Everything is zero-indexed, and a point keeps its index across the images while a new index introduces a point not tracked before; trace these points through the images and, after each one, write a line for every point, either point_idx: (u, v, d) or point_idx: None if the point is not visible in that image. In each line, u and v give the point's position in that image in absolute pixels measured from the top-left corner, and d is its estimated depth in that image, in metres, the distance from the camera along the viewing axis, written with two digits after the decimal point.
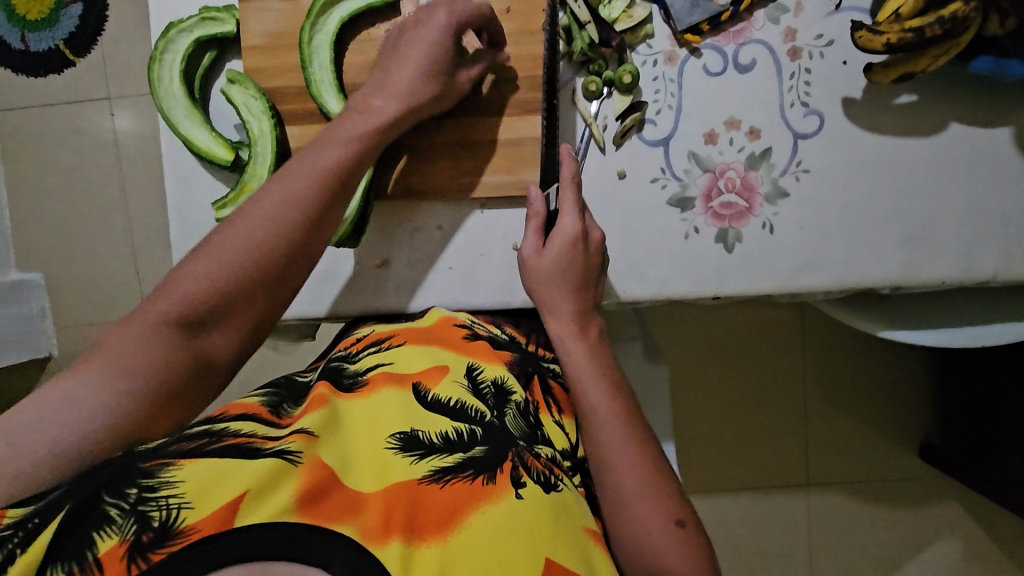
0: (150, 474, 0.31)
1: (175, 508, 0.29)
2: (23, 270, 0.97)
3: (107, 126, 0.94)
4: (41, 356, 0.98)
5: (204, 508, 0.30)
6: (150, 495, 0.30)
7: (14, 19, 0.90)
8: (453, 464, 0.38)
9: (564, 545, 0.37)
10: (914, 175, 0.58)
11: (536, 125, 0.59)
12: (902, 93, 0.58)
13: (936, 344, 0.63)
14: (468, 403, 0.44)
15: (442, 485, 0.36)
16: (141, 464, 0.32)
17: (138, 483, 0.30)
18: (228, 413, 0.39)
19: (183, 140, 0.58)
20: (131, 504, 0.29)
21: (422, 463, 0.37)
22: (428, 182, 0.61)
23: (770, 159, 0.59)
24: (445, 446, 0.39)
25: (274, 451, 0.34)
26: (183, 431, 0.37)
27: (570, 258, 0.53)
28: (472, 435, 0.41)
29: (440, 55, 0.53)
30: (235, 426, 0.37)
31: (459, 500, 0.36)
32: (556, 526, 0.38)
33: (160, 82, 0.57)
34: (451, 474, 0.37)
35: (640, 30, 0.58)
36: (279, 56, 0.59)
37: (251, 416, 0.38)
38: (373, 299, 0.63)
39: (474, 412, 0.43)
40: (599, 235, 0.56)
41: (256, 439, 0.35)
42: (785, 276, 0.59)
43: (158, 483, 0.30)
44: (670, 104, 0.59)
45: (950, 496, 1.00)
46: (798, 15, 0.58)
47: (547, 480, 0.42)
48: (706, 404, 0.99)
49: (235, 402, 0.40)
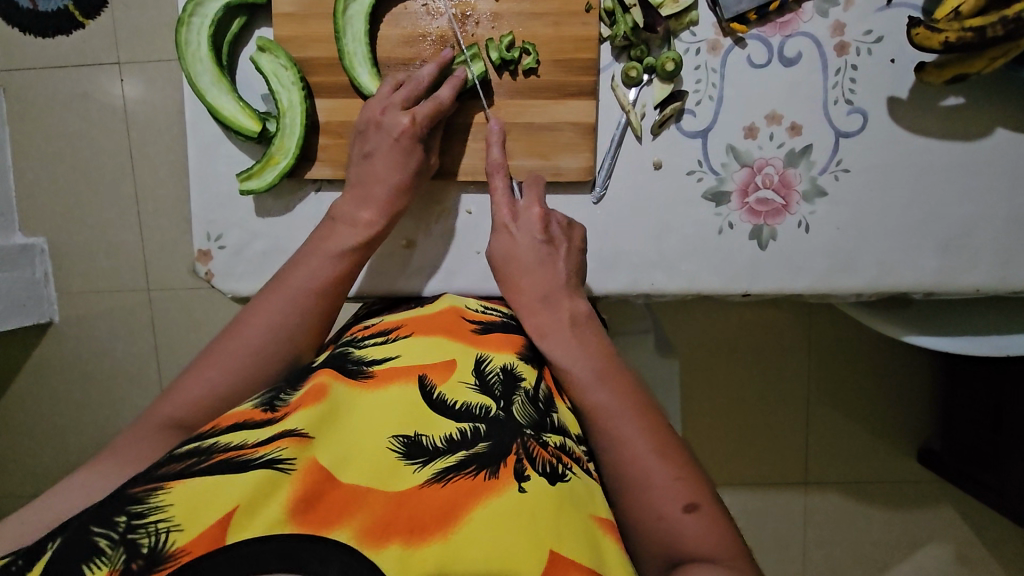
0: (139, 500, 0.31)
1: (164, 532, 0.29)
2: (28, 235, 0.95)
3: (115, 92, 0.92)
4: (43, 322, 0.98)
5: (193, 528, 0.30)
6: (139, 522, 0.30)
7: None
8: (456, 463, 0.37)
9: (573, 536, 0.34)
10: (956, 180, 0.58)
11: (572, 109, 0.58)
12: (948, 96, 0.57)
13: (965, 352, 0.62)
14: (473, 402, 0.42)
15: (444, 484, 0.35)
16: (130, 491, 0.31)
17: (127, 510, 0.30)
18: (221, 422, 0.38)
19: (208, 108, 0.56)
20: (120, 533, 0.29)
21: (424, 470, 0.36)
22: (460, 164, 0.60)
23: (810, 157, 0.58)
24: (449, 447, 0.38)
25: (264, 461, 0.34)
26: (172, 450, 0.36)
27: (511, 245, 0.55)
28: (476, 431, 0.39)
29: (435, 111, 0.55)
30: (227, 438, 0.36)
31: (459, 498, 0.35)
32: (562, 517, 0.35)
33: (187, 46, 0.56)
34: (454, 473, 0.36)
35: (685, 16, 0.57)
36: (310, 25, 0.57)
37: (240, 425, 0.37)
38: (396, 280, 0.62)
39: (479, 409, 0.41)
40: (538, 207, 0.56)
41: (247, 449, 0.34)
42: (820, 275, 0.59)
43: (146, 510, 0.30)
44: (711, 94, 0.58)
45: (949, 502, 1.00)
46: (848, 9, 0.56)
47: (555, 470, 0.39)
48: (713, 401, 0.98)
49: (225, 413, 0.39)
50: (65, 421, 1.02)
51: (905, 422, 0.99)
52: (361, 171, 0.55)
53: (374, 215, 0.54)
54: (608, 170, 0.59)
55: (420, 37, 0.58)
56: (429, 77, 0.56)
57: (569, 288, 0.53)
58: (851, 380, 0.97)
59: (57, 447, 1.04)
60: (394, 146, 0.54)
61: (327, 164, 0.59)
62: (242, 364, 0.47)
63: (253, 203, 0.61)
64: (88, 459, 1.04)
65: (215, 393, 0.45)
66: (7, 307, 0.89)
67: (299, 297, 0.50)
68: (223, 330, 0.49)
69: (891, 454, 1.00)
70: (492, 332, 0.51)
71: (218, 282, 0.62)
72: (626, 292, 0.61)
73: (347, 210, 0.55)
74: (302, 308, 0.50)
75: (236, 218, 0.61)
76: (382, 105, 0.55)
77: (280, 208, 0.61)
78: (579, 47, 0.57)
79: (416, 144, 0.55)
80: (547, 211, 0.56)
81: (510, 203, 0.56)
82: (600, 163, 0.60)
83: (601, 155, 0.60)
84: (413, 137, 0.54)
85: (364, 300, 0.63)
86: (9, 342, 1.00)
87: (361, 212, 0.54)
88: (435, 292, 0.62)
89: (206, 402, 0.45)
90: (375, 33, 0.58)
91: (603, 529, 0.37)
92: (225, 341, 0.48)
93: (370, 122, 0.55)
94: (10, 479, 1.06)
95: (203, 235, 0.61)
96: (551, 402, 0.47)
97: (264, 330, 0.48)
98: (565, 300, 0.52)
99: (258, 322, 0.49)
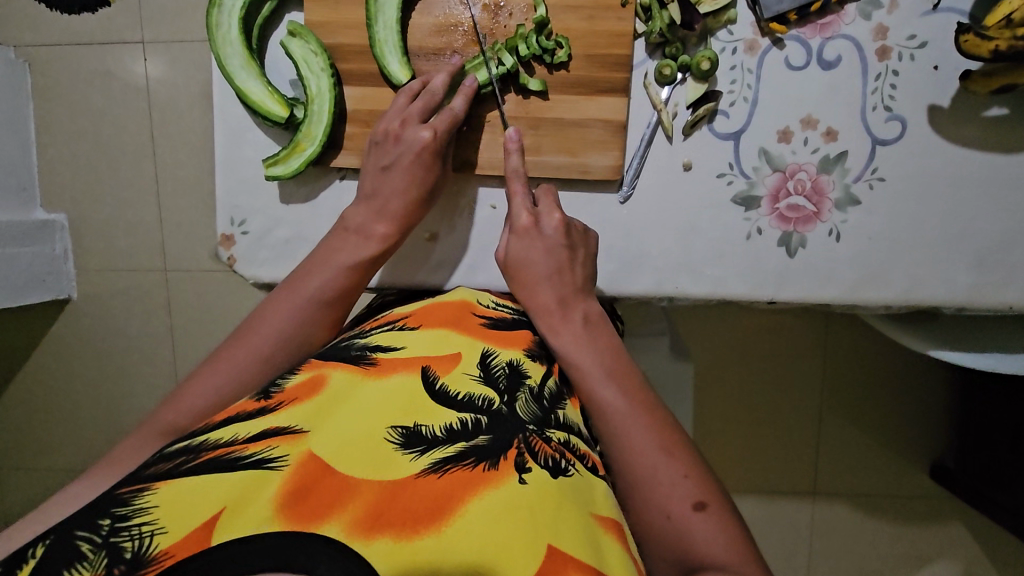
0: (124, 503, 0.30)
1: (148, 535, 0.29)
2: (48, 210, 0.96)
3: (139, 71, 0.91)
4: (61, 297, 0.99)
5: (178, 531, 0.29)
6: (122, 525, 0.29)
7: None
8: (455, 453, 0.36)
9: (573, 532, 0.33)
10: (992, 193, 0.56)
11: (604, 106, 0.57)
12: (993, 105, 0.55)
13: (986, 368, 0.60)
14: (478, 393, 0.41)
15: (441, 474, 0.34)
16: (117, 494, 0.31)
17: (111, 513, 0.30)
18: (216, 418, 0.38)
19: (237, 92, 0.56)
20: (103, 537, 0.29)
21: (421, 459, 0.35)
22: (485, 157, 0.59)
23: (845, 163, 0.57)
24: (448, 436, 0.37)
25: (254, 461, 0.33)
26: (164, 448, 0.35)
27: (525, 250, 0.54)
28: (477, 423, 0.38)
29: (449, 124, 0.55)
30: (217, 434, 0.35)
31: (457, 489, 0.33)
32: (564, 509, 0.34)
33: (219, 29, 0.55)
34: (453, 463, 0.35)
35: (723, 14, 0.56)
36: (342, 11, 0.57)
37: (232, 418, 0.37)
38: (416, 273, 0.61)
39: (481, 401, 0.40)
40: (560, 215, 0.55)
41: (236, 446, 0.34)
42: (847, 286, 0.58)
43: (131, 512, 0.30)
44: (745, 96, 0.57)
45: (961, 518, 0.99)
46: (892, 12, 0.55)
47: (557, 465, 0.38)
48: (724, 406, 0.97)
49: (222, 410, 0.39)
50: (81, 397, 1.04)
51: (917, 433, 0.97)
52: (377, 184, 0.55)
53: (389, 226, 0.55)
54: (636, 170, 0.59)
55: (452, 27, 0.57)
56: (440, 88, 0.55)
57: (584, 290, 0.53)
58: (864, 385, 0.96)
59: (71, 421, 1.05)
60: (419, 155, 0.54)
61: (352, 153, 0.59)
62: (259, 360, 0.47)
63: (277, 190, 0.61)
64: (101, 434, 1.05)
65: (234, 380, 0.45)
66: (26, 281, 0.90)
67: (318, 296, 0.51)
68: (231, 334, 0.49)
69: (901, 469, 0.98)
70: (501, 327, 0.50)
71: (240, 268, 0.62)
72: (649, 295, 0.60)
73: (360, 222, 0.54)
74: (320, 312, 0.51)
75: (260, 205, 0.61)
76: (400, 118, 0.55)
77: (303, 196, 0.61)
78: (612, 42, 0.56)
79: (436, 160, 0.55)
80: (567, 217, 0.56)
81: (532, 208, 0.55)
82: (629, 163, 0.59)
83: (630, 155, 0.59)
84: (434, 153, 0.54)
85: (383, 291, 0.63)
86: (27, 316, 1.01)
87: (382, 214, 0.54)
88: (455, 286, 0.61)
89: (226, 389, 0.45)
90: (406, 22, 0.57)
91: (608, 531, 0.35)
92: (234, 346, 0.47)
93: (389, 135, 0.55)
94: (26, 450, 1.07)
95: (227, 220, 0.61)
96: (557, 399, 0.45)
97: (281, 324, 0.49)
98: (579, 300, 0.53)
99: (271, 320, 0.49)
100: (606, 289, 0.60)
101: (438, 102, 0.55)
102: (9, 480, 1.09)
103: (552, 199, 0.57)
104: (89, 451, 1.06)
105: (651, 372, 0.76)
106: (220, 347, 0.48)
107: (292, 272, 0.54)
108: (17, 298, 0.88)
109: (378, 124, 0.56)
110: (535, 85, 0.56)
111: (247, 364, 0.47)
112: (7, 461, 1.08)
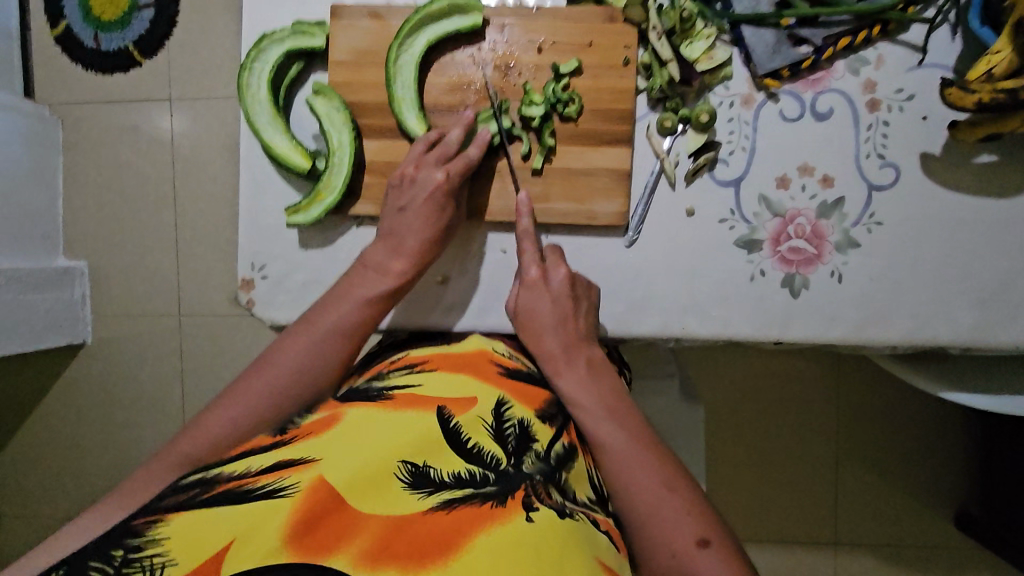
0: (137, 534, 0.31)
1: (158, 566, 0.30)
2: (70, 258, 1.00)
3: (164, 126, 0.97)
4: (76, 342, 1.01)
5: (185, 563, 0.30)
6: (134, 556, 0.30)
7: (88, 18, 0.91)
8: (460, 496, 0.36)
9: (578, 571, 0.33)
10: (988, 235, 0.58)
11: (608, 156, 0.60)
12: (983, 153, 0.58)
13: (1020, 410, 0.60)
14: (485, 446, 0.41)
15: (447, 511, 0.34)
16: (133, 523, 0.32)
17: (125, 543, 0.31)
18: (233, 452, 0.39)
19: (263, 146, 0.60)
20: (116, 566, 0.29)
21: (429, 498, 0.35)
22: (495, 204, 0.62)
23: (842, 209, 0.59)
24: (455, 482, 0.37)
25: (266, 492, 0.33)
26: (181, 478, 0.36)
27: (531, 298, 0.56)
28: (485, 477, 0.38)
29: (462, 169, 0.58)
30: (231, 467, 0.36)
31: (462, 526, 0.33)
32: (568, 550, 0.34)
33: (248, 88, 0.59)
34: (458, 503, 0.35)
35: (719, 72, 0.59)
36: (362, 72, 0.61)
37: (249, 452, 0.38)
38: (428, 315, 0.63)
39: (489, 457, 0.40)
40: (564, 269, 0.57)
41: (249, 478, 0.35)
42: (853, 326, 0.59)
43: (145, 543, 0.31)
44: (744, 146, 0.60)
45: (988, 567, 0.95)
46: (879, 67, 0.58)
47: (561, 509, 0.38)
48: (735, 449, 0.96)
49: (240, 444, 0.40)
50: (88, 443, 1.04)
51: (936, 479, 0.95)
52: (393, 225, 0.57)
53: (401, 269, 0.56)
54: (641, 217, 0.61)
55: (465, 86, 0.61)
56: (457, 140, 0.58)
57: (587, 338, 0.55)
58: (876, 423, 0.94)
59: (79, 466, 1.05)
60: (432, 206, 0.57)
61: (369, 201, 0.62)
62: (273, 403, 0.48)
63: (297, 236, 0.63)
64: (107, 479, 1.05)
65: (249, 421, 0.46)
66: (45, 326, 0.92)
67: (333, 337, 0.52)
68: (250, 367, 0.50)
69: (923, 518, 0.95)
70: (515, 377, 0.51)
71: (257, 310, 0.64)
72: (656, 336, 0.61)
73: (377, 262, 0.56)
74: (336, 353, 0.52)
75: (279, 250, 0.64)
76: (415, 163, 0.58)
77: (321, 241, 0.63)
78: (615, 98, 0.59)
79: (450, 200, 0.57)
80: (572, 272, 0.58)
81: (540, 261, 0.57)
82: (634, 210, 0.61)
83: (635, 203, 0.61)
84: (447, 194, 0.57)
85: (394, 333, 0.65)
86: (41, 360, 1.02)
87: (393, 261, 0.57)
88: (466, 328, 0.63)
89: (241, 429, 0.46)
90: (423, 81, 0.61)
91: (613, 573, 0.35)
92: (252, 381, 0.48)
93: (405, 178, 0.58)
94: (29, 497, 1.07)
95: (248, 265, 0.64)
96: (564, 459, 0.44)
97: (295, 366, 0.50)
98: (583, 347, 0.54)
99: (286, 359, 0.50)
100: (613, 331, 0.61)
101: (454, 153, 0.58)
102: (9, 528, 1.08)
103: (558, 254, 0.59)
104: (93, 497, 1.05)
105: (662, 417, 0.75)
106: (238, 383, 0.49)
107: (312, 305, 0.55)
108: (34, 342, 0.89)
109: (396, 169, 0.59)
110: (548, 139, 0.60)
111: (263, 404, 0.47)
112: (10, 507, 1.07)
